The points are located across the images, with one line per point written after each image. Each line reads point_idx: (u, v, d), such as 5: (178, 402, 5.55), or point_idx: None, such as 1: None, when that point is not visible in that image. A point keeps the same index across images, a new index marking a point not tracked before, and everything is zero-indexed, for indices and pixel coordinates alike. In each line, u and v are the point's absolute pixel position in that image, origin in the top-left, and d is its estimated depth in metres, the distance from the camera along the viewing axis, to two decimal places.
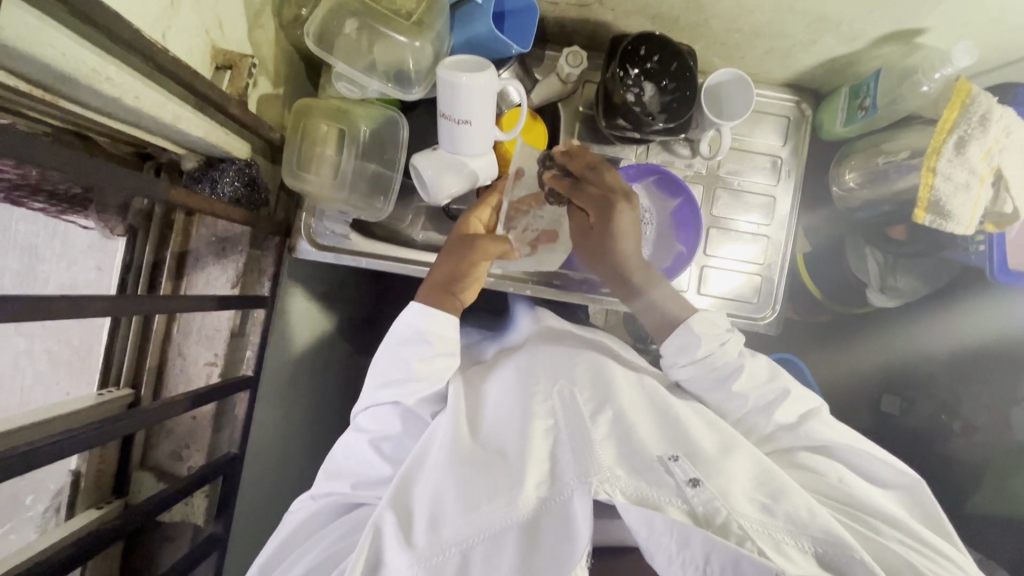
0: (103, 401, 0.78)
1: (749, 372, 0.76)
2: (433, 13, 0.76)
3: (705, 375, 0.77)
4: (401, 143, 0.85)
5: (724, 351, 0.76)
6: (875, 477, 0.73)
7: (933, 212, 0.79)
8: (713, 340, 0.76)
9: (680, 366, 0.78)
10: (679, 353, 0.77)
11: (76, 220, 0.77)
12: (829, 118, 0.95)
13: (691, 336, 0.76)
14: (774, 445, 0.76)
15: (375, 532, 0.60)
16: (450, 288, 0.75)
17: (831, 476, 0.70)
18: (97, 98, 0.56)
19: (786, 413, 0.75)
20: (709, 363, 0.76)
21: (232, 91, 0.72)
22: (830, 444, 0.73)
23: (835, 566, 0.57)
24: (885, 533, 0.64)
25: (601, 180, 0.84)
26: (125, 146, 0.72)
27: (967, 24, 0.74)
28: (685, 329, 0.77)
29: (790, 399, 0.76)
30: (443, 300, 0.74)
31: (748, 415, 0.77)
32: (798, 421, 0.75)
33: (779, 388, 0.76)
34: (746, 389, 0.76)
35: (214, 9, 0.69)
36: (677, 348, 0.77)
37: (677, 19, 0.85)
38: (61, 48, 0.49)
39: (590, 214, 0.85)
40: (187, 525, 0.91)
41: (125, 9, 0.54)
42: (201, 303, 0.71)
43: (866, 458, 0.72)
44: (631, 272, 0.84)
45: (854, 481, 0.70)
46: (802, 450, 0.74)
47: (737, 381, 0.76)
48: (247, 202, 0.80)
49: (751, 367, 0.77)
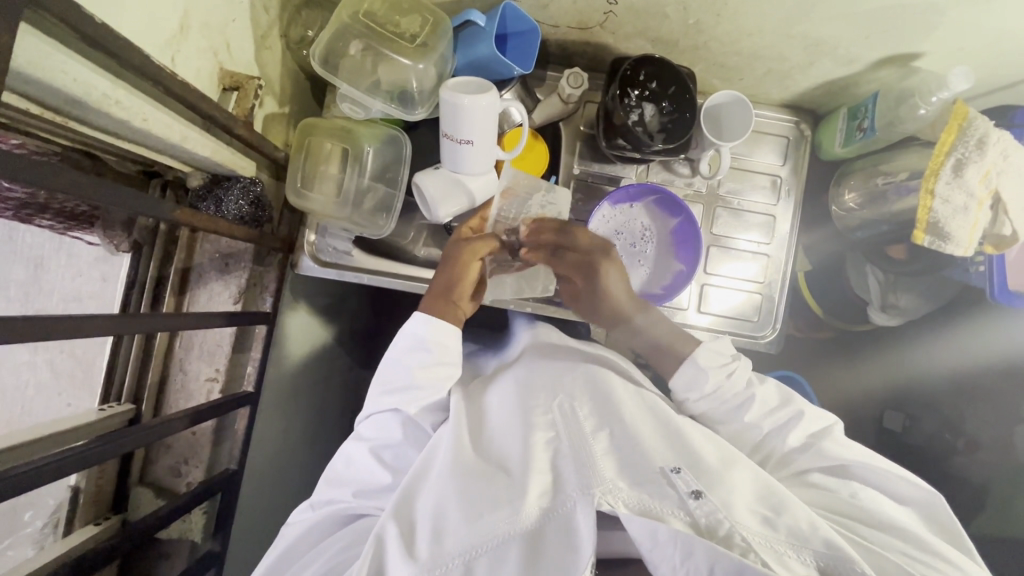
0: (105, 416, 0.79)
1: (760, 398, 0.77)
2: (436, 35, 0.78)
3: (720, 409, 0.78)
4: (405, 160, 0.87)
5: (732, 383, 0.77)
6: (892, 491, 0.71)
7: (931, 234, 0.79)
8: (720, 372, 0.78)
9: (692, 401, 0.79)
10: (688, 386, 0.79)
11: (82, 237, 0.81)
12: (828, 138, 0.96)
13: (699, 369, 0.78)
14: (789, 469, 0.75)
15: (377, 544, 0.59)
16: (447, 296, 0.76)
17: (844, 493, 0.69)
18: (105, 120, 0.57)
19: (795, 438, 0.75)
20: (715, 397, 0.77)
21: (239, 112, 0.74)
22: (846, 463, 0.72)
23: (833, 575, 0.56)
24: (889, 545, 0.63)
25: (580, 238, 0.89)
26: (132, 164, 0.74)
27: (962, 49, 0.75)
28: (693, 364, 0.78)
29: (803, 422, 0.76)
30: (440, 307, 0.75)
31: (765, 438, 0.77)
32: (807, 443, 0.75)
33: (793, 411, 0.77)
34: (757, 417, 0.76)
35: (223, 31, 0.70)
36: (686, 384, 0.79)
37: (676, 42, 0.86)
38: (72, 74, 0.50)
39: (576, 279, 0.90)
40: (184, 542, 0.89)
41: (135, 34, 0.55)
42: (206, 321, 0.72)
43: (879, 474, 0.71)
44: (622, 308, 0.88)
45: (868, 494, 0.69)
46: (816, 471, 0.73)
47: (748, 412, 0.76)
48: (252, 220, 0.81)
49: (760, 394, 0.78)
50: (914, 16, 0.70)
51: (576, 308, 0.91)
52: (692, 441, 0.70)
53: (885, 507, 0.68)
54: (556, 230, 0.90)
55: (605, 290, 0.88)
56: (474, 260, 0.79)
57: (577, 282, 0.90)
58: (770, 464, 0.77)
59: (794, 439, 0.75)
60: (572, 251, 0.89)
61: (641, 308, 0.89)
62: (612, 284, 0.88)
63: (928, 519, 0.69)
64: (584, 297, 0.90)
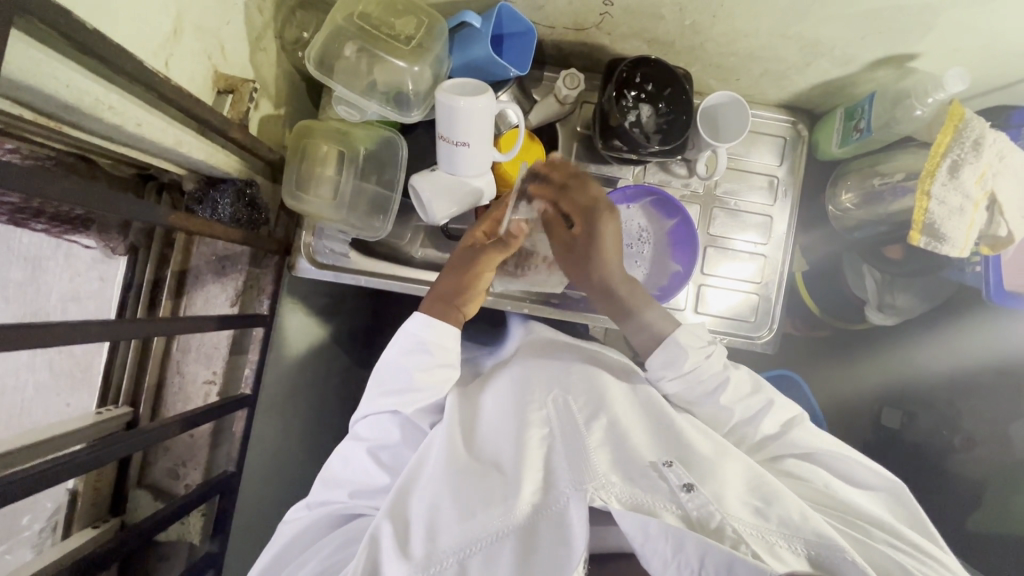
0: (103, 419, 0.79)
1: (734, 382, 0.76)
2: (432, 37, 0.78)
3: (694, 389, 0.77)
4: (402, 163, 0.87)
5: (709, 364, 0.76)
6: (855, 479, 0.73)
7: (927, 235, 0.79)
8: (699, 353, 0.77)
9: (669, 380, 0.77)
10: (665, 367, 0.77)
11: (79, 239, 0.81)
12: (824, 138, 0.96)
13: (679, 349, 0.76)
14: (763, 454, 0.77)
15: (373, 543, 0.60)
16: (455, 300, 0.77)
17: (817, 484, 0.71)
18: (99, 125, 0.57)
19: (770, 423, 0.76)
20: (691, 379, 0.76)
21: (233, 115, 0.73)
22: (812, 450, 0.74)
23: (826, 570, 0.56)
24: (875, 536, 0.64)
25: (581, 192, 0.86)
26: (128, 168, 0.74)
27: (958, 50, 0.75)
28: (670, 344, 0.76)
29: (774, 410, 0.76)
30: (446, 311, 0.76)
31: (737, 424, 0.77)
32: (782, 430, 0.76)
33: (764, 399, 0.76)
34: (730, 401, 0.76)
35: (217, 34, 0.69)
36: (662, 363, 0.77)
37: (672, 43, 0.86)
38: (64, 80, 0.50)
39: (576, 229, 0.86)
40: (183, 544, 0.89)
41: (127, 39, 0.54)
42: (201, 324, 0.72)
43: (851, 464, 0.73)
44: (614, 284, 0.87)
45: (839, 485, 0.71)
46: (788, 458, 0.75)
47: (721, 396, 0.75)
48: (247, 222, 0.81)
49: (735, 378, 0.77)
50: (910, 16, 0.69)
51: (564, 258, 0.88)
52: (687, 436, 0.71)
53: (854, 497, 0.70)
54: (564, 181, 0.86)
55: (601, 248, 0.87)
56: (484, 271, 0.79)
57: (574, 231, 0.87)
58: (743, 447, 0.78)
59: (766, 428, 0.76)
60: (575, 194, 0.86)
61: (628, 281, 0.87)
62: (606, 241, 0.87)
63: (896, 504, 0.70)
64: (576, 252, 0.87)
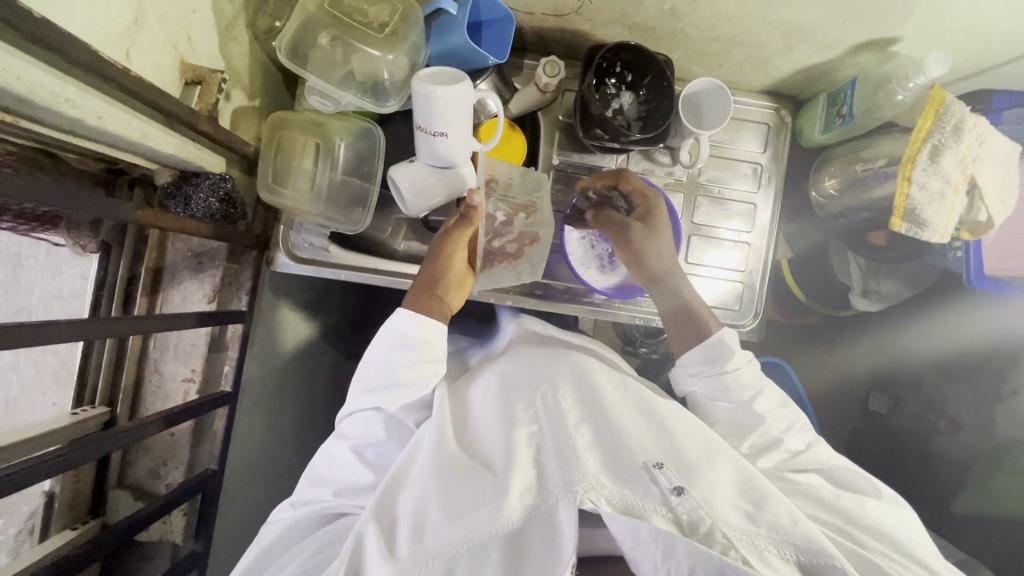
0: (78, 420, 0.78)
1: (766, 395, 0.79)
2: (407, 23, 0.75)
3: (716, 390, 0.79)
4: (379, 155, 0.86)
5: (747, 370, 0.79)
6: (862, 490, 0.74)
7: (909, 221, 0.79)
8: (742, 360, 0.79)
9: (695, 377, 0.80)
10: (705, 363, 0.79)
11: (48, 237, 0.78)
12: (807, 125, 0.95)
13: (725, 350, 0.78)
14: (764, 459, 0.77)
15: (357, 543, 0.59)
16: (435, 290, 0.76)
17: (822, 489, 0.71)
18: (58, 118, 0.55)
19: (792, 439, 0.78)
20: (728, 380, 0.78)
21: (202, 106, 0.71)
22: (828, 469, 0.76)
23: (811, 570, 0.57)
24: (871, 546, 0.64)
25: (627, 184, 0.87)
26: (95, 162, 0.71)
27: (940, 33, 0.74)
28: (719, 343, 0.78)
29: (798, 428, 0.79)
30: (428, 304, 0.75)
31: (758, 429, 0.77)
32: (803, 449, 0.78)
33: (792, 414, 0.79)
34: (763, 410, 0.78)
35: (182, 23, 0.67)
36: (702, 359, 0.79)
37: (653, 29, 0.84)
38: (18, 73, 0.48)
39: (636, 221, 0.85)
40: (166, 543, 0.89)
41: (81, 27, 0.52)
42: (178, 321, 0.71)
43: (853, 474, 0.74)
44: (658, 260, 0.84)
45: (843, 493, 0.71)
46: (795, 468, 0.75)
47: (756, 403, 0.78)
48: (222, 217, 0.79)
49: (766, 391, 0.79)
50: None
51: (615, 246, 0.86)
52: (675, 433, 0.71)
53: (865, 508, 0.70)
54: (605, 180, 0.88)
55: (660, 236, 0.84)
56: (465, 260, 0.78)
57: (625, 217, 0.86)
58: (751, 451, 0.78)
59: (790, 442, 0.78)
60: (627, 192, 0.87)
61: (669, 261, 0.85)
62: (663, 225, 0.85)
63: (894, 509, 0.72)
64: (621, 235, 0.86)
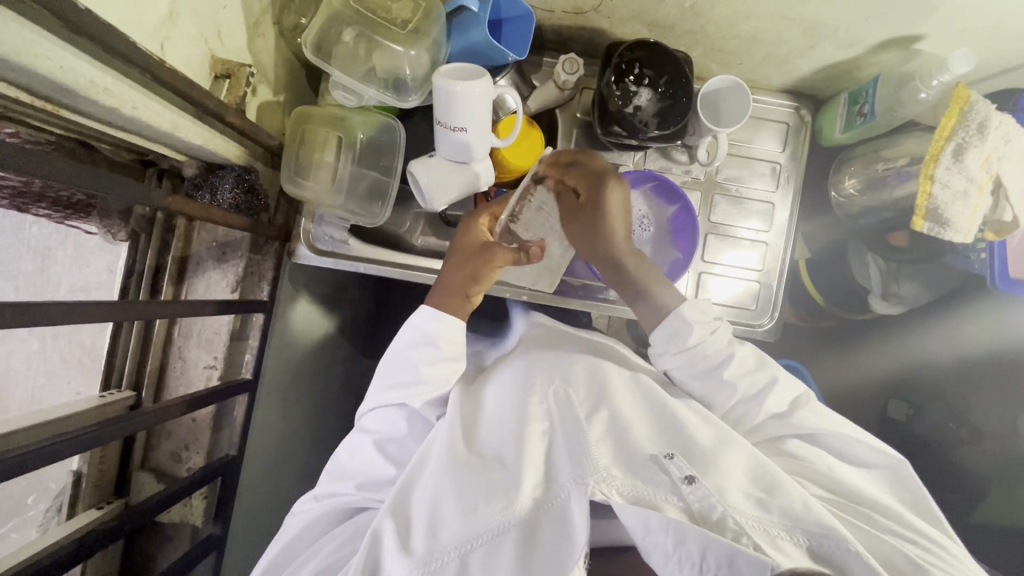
0: (107, 401, 0.80)
1: (738, 359, 0.76)
2: (429, 20, 0.76)
3: (693, 366, 0.77)
4: (399, 151, 0.87)
5: (714, 340, 0.76)
6: (855, 457, 0.73)
7: (931, 220, 0.78)
8: (704, 327, 0.77)
9: (668, 355, 0.78)
10: (669, 341, 0.77)
11: (81, 226, 0.80)
12: (828, 124, 0.95)
13: (682, 322, 0.76)
14: (760, 436, 0.76)
15: (374, 538, 0.60)
16: (464, 290, 0.77)
17: (819, 465, 0.70)
18: (96, 108, 0.57)
19: (773, 403, 0.75)
20: (695, 354, 0.76)
21: (232, 99, 0.74)
22: (819, 433, 0.73)
23: (832, 563, 0.56)
24: (879, 524, 0.64)
25: (593, 164, 0.89)
26: (127, 153, 0.74)
27: (964, 31, 0.74)
28: (676, 315, 0.77)
29: (777, 388, 0.76)
30: (457, 303, 0.77)
31: (738, 405, 0.77)
32: (788, 410, 0.75)
33: (767, 376, 0.76)
34: (734, 377, 0.75)
35: (213, 18, 0.70)
36: (666, 336, 0.77)
37: (672, 27, 0.85)
38: (59, 62, 0.50)
39: (581, 194, 0.89)
40: (186, 525, 0.91)
41: (123, 21, 0.55)
42: (199, 308, 0.72)
43: (857, 446, 0.72)
44: (624, 259, 0.85)
45: (842, 469, 0.71)
46: (791, 439, 0.74)
47: (727, 369, 0.75)
48: (247, 208, 0.81)
49: (739, 354, 0.76)
50: None
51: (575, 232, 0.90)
52: (689, 426, 0.71)
53: (857, 480, 0.70)
54: (576, 158, 0.89)
55: (610, 213, 0.87)
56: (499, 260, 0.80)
57: (580, 198, 0.89)
58: (741, 429, 0.77)
59: (770, 407, 0.75)
60: (583, 168, 0.89)
61: (638, 255, 0.86)
62: (614, 201, 0.87)
63: (896, 480, 0.71)
64: (584, 214, 0.89)
